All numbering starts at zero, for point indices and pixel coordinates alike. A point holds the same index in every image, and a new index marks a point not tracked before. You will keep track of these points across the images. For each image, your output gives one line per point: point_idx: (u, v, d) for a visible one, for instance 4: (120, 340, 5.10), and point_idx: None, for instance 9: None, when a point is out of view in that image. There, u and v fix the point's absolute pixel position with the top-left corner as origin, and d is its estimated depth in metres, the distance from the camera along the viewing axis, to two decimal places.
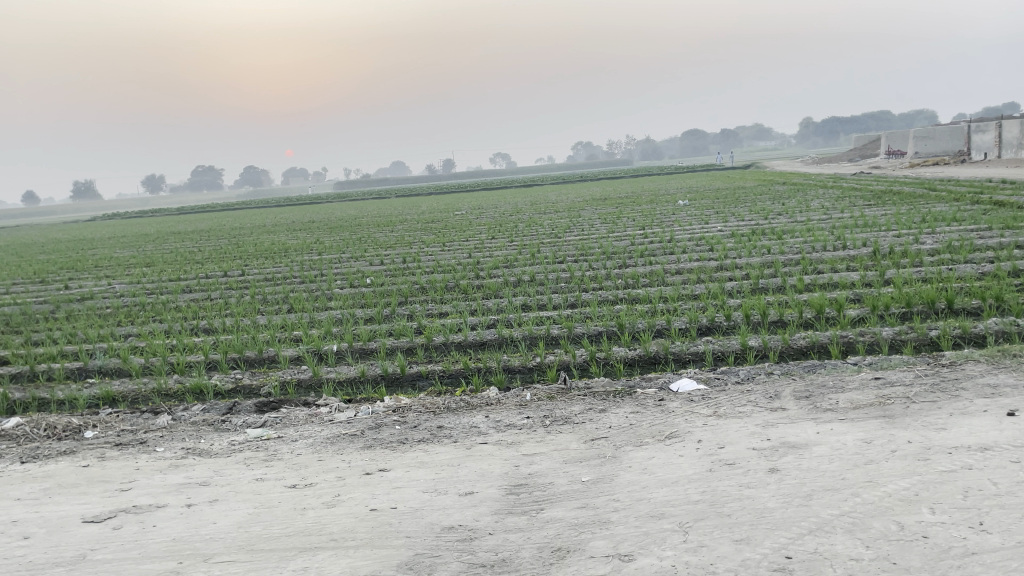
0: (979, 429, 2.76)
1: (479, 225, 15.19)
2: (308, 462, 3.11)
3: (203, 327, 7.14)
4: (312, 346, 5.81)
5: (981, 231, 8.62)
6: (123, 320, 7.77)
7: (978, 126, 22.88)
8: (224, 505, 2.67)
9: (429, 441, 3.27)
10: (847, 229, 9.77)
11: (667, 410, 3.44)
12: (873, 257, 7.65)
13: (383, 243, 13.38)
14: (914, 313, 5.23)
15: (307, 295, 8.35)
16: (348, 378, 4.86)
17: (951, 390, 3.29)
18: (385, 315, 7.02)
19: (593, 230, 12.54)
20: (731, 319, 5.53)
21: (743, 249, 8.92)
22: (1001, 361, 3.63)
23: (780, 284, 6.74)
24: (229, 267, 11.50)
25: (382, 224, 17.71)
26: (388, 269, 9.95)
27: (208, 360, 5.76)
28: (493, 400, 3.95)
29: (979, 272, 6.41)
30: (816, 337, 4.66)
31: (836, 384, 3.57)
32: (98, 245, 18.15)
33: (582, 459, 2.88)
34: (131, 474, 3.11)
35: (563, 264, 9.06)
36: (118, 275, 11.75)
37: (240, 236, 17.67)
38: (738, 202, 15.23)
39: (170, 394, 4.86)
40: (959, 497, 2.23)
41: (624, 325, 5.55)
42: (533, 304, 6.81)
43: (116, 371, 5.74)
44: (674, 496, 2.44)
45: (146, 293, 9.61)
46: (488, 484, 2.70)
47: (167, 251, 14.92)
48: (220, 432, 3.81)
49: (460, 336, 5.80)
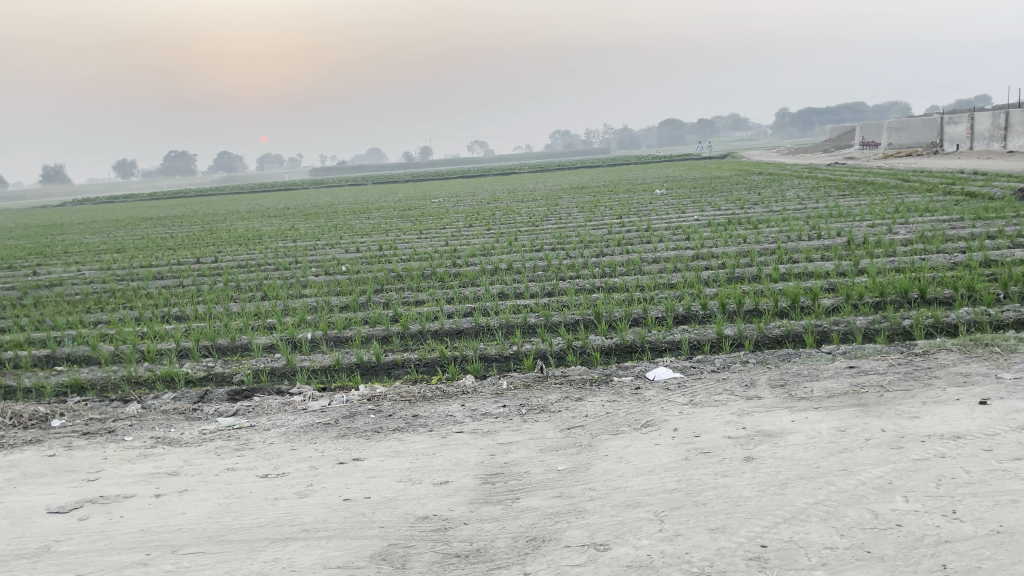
0: (951, 418, 2.78)
1: (456, 213, 15.12)
2: (280, 451, 3.06)
3: (175, 314, 7.03)
4: (287, 334, 5.74)
5: (953, 222, 8.72)
6: (93, 307, 7.63)
7: (950, 118, 23.12)
8: (194, 496, 2.62)
9: (404, 430, 3.24)
10: (822, 219, 9.84)
11: (644, 398, 3.44)
12: (847, 246, 7.70)
13: (359, 230, 13.28)
14: (887, 303, 5.28)
15: (281, 283, 8.26)
16: (322, 366, 4.81)
17: (923, 378, 3.32)
18: (360, 303, 6.95)
19: (570, 218, 12.52)
20: (707, 309, 5.54)
21: (719, 238, 8.95)
22: (973, 350, 3.66)
23: (756, 274, 6.77)
24: (202, 254, 11.33)
25: (358, 211, 17.58)
26: (364, 257, 9.86)
27: (179, 347, 5.68)
28: (469, 388, 3.92)
29: (951, 262, 6.48)
30: (791, 326, 4.69)
31: (811, 373, 3.58)
32: (67, 231, 17.80)
33: (558, 448, 2.86)
34: (99, 463, 3.04)
35: (540, 253, 9.04)
36: (88, 261, 11.54)
37: (213, 223, 17.44)
38: (715, 192, 15.28)
39: (140, 382, 4.78)
40: (932, 485, 2.25)
41: (601, 313, 5.54)
42: (509, 292, 6.79)
43: (85, 359, 5.63)
44: (650, 484, 2.43)
45: (116, 280, 9.44)
46: (463, 473, 2.68)
47: (138, 237, 14.65)
48: (191, 420, 3.75)
49: (436, 324, 5.77)
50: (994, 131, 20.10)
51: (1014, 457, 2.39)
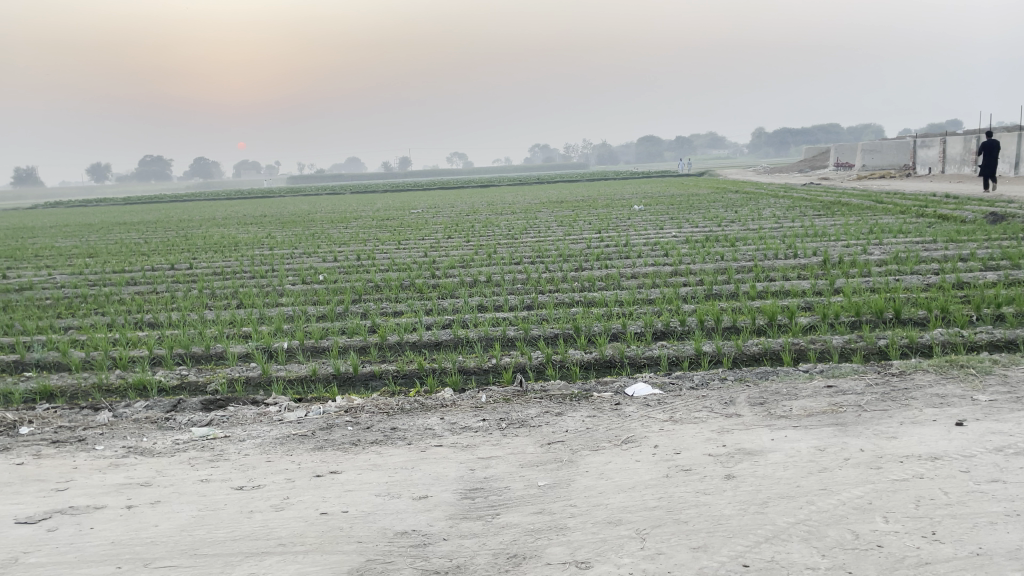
0: (928, 439, 2.80)
1: (435, 224, 15.08)
2: (255, 463, 3.01)
3: (148, 321, 6.93)
4: (262, 343, 5.68)
5: (926, 244, 8.85)
6: (63, 312, 7.50)
7: (923, 141, 23.51)
8: (166, 508, 2.57)
9: (382, 443, 3.20)
10: (798, 238, 9.95)
11: (623, 414, 3.43)
12: (823, 266, 7.79)
13: (337, 239, 13.21)
14: (863, 322, 5.33)
15: (257, 291, 8.18)
16: (298, 377, 4.76)
17: (901, 399, 3.34)
18: (338, 312, 6.90)
19: (549, 232, 12.55)
20: (685, 325, 5.57)
21: (697, 255, 9.01)
22: (949, 371, 3.70)
23: (733, 291, 6.82)
24: (177, 261, 11.18)
25: (336, 220, 17.51)
26: (342, 266, 9.80)
27: (152, 355, 5.59)
28: (448, 401, 3.89)
29: (926, 283, 6.57)
30: (768, 343, 4.72)
31: (790, 391, 3.60)
32: (37, 235, 17.49)
33: (539, 463, 2.84)
34: (69, 472, 2.97)
35: (520, 265, 9.05)
36: (60, 266, 11.35)
37: (189, 228, 17.27)
38: (693, 209, 15.39)
39: (111, 390, 4.70)
40: (912, 506, 2.26)
41: (580, 328, 5.54)
42: (489, 304, 6.78)
43: (55, 365, 5.53)
44: (631, 501, 2.42)
45: (88, 285, 9.30)
46: (443, 488, 2.65)
47: (110, 243, 14.44)
48: (163, 430, 3.69)
49: (415, 336, 5.73)
50: (966, 155, 20.48)
51: (991, 478, 2.41)
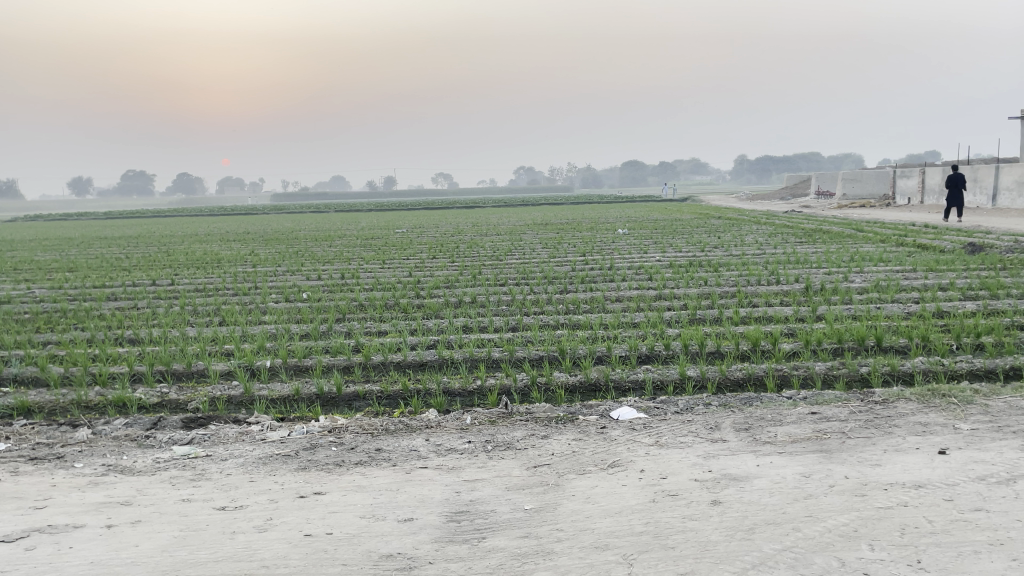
0: (912, 467, 2.82)
1: (420, 244, 15.09)
2: (238, 483, 2.97)
3: (129, 337, 6.86)
4: (245, 361, 5.64)
5: (907, 272, 8.95)
6: (42, 327, 7.41)
7: (902, 172, 23.87)
8: (147, 527, 2.53)
9: (367, 464, 3.18)
10: (780, 264, 10.04)
11: (610, 438, 3.42)
12: (806, 292, 7.87)
13: (321, 257, 13.18)
14: (845, 350, 5.37)
15: (240, 308, 8.14)
16: (281, 396, 4.72)
17: (884, 427, 3.36)
18: (322, 331, 6.87)
19: (534, 254, 12.59)
20: (669, 349, 5.59)
21: (681, 279, 9.08)
22: (931, 400, 3.73)
23: (717, 316, 6.87)
24: (159, 276, 11.10)
25: (320, 238, 17.47)
26: (326, 285, 9.77)
27: (132, 372, 5.53)
28: (433, 423, 3.87)
29: (906, 311, 6.65)
30: (752, 369, 4.74)
31: (774, 418, 3.61)
32: (18, 248, 17.33)
33: (525, 487, 2.83)
34: (47, 491, 2.92)
35: (504, 287, 9.06)
36: (39, 279, 11.23)
37: (171, 244, 17.16)
38: (676, 234, 15.51)
39: (90, 406, 4.64)
40: (897, 534, 2.27)
41: (565, 350, 5.55)
42: (474, 325, 6.78)
43: (33, 380, 5.45)
44: (617, 526, 2.42)
45: (68, 299, 9.20)
46: (428, 510, 2.63)
47: (91, 257, 14.31)
48: (144, 448, 3.64)
49: (399, 356, 5.72)
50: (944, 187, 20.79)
51: (974, 507, 2.43)
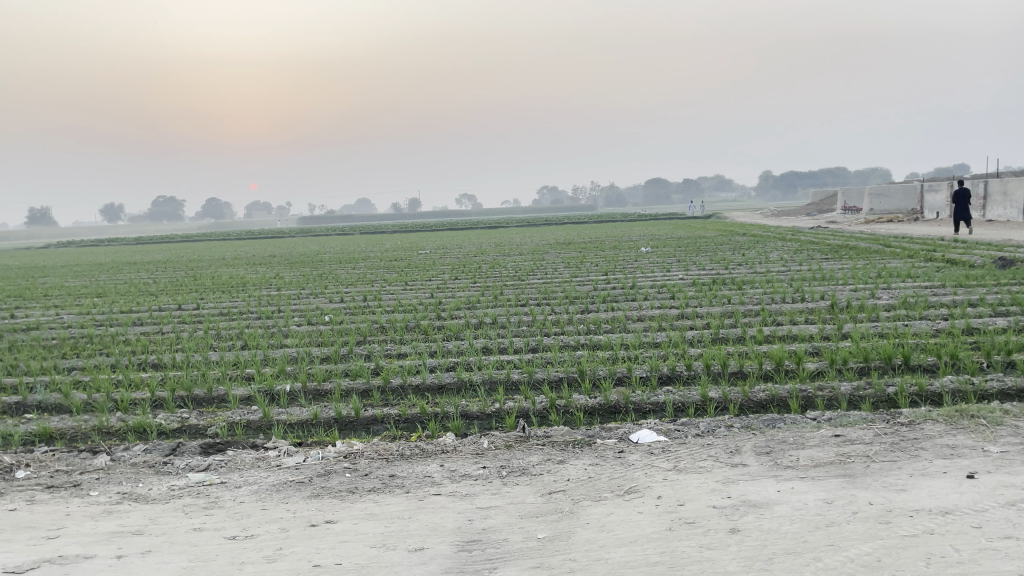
0: (939, 492, 2.72)
1: (443, 265, 15.12)
2: (250, 511, 2.95)
3: (152, 362, 6.92)
4: (265, 385, 5.65)
5: (935, 288, 8.78)
6: (68, 353, 7.49)
7: (930, 186, 23.53)
8: (157, 558, 2.51)
9: (380, 491, 3.15)
10: (805, 281, 9.90)
11: (627, 463, 3.36)
12: (831, 310, 7.75)
13: (345, 280, 13.24)
14: (872, 369, 5.24)
15: (262, 332, 8.17)
16: (299, 421, 4.71)
17: (910, 450, 3.27)
18: (343, 354, 6.88)
19: (556, 273, 12.55)
20: (691, 369, 5.51)
21: (704, 298, 8.98)
22: (959, 422, 3.62)
23: (740, 335, 6.77)
24: (184, 301, 11.19)
25: (344, 260, 17.58)
26: (348, 307, 9.80)
27: (154, 398, 5.55)
28: (449, 447, 3.84)
29: (934, 328, 6.51)
30: (776, 390, 4.65)
31: (796, 441, 3.52)
32: (48, 274, 17.59)
33: (539, 514, 2.78)
34: (61, 519, 2.93)
35: (526, 307, 9.02)
36: (68, 305, 11.38)
37: (198, 268, 17.34)
38: (700, 251, 15.39)
39: (111, 432, 4.66)
40: (922, 564, 2.18)
41: (585, 371, 5.49)
42: (494, 346, 6.75)
43: (56, 407, 5.50)
44: (632, 556, 2.36)
45: (95, 325, 9.31)
46: (440, 539, 2.58)
47: (119, 282, 14.51)
48: (160, 475, 3.64)
49: (418, 378, 5.69)
50: (974, 201, 20.46)
51: (1003, 535, 2.33)
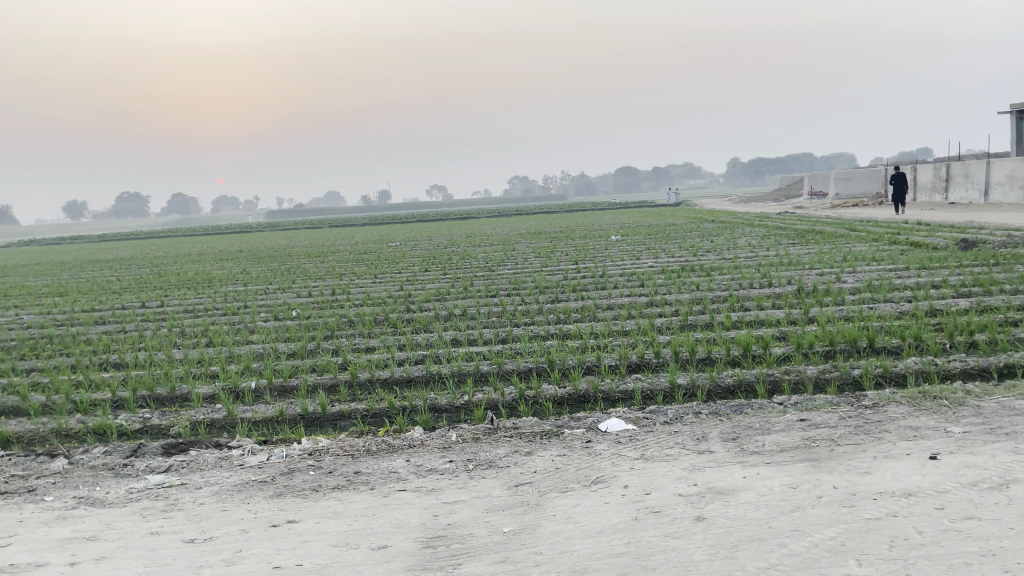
0: (902, 474, 2.74)
1: (412, 257, 15.01)
2: (210, 513, 2.88)
3: (114, 362, 6.76)
4: (229, 383, 5.54)
5: (900, 271, 8.87)
6: (27, 354, 7.30)
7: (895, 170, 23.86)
8: (111, 564, 2.44)
9: (344, 489, 3.09)
10: (773, 267, 9.96)
11: (594, 453, 3.34)
12: (798, 294, 7.81)
13: (313, 274, 13.09)
14: (837, 352, 5.28)
15: (228, 328, 8.02)
16: (264, 418, 4.63)
17: (874, 432, 3.28)
18: (310, 349, 6.79)
19: (527, 263, 12.50)
20: (659, 357, 5.51)
21: (673, 285, 9.00)
22: (922, 403, 3.65)
23: (708, 321, 6.79)
24: (147, 299, 10.97)
25: (312, 254, 17.40)
26: (316, 301, 9.68)
27: (115, 398, 5.43)
28: (416, 441, 3.79)
29: (898, 310, 6.59)
30: (743, 375, 4.66)
31: (762, 426, 3.53)
32: (9, 274, 17.15)
33: (504, 508, 2.74)
34: (13, 527, 2.84)
35: (495, 298, 8.98)
36: (28, 305, 11.11)
37: (162, 265, 17.00)
38: (668, 238, 15.49)
39: (70, 435, 4.54)
40: (886, 547, 2.19)
41: (554, 361, 5.46)
42: (462, 338, 6.71)
43: (14, 410, 5.35)
44: (597, 548, 2.34)
45: (55, 325, 9.10)
46: (403, 536, 2.54)
47: (82, 281, 14.20)
48: (119, 477, 3.56)
49: (387, 372, 5.64)
50: (936, 183, 20.80)
51: (965, 516, 2.35)
